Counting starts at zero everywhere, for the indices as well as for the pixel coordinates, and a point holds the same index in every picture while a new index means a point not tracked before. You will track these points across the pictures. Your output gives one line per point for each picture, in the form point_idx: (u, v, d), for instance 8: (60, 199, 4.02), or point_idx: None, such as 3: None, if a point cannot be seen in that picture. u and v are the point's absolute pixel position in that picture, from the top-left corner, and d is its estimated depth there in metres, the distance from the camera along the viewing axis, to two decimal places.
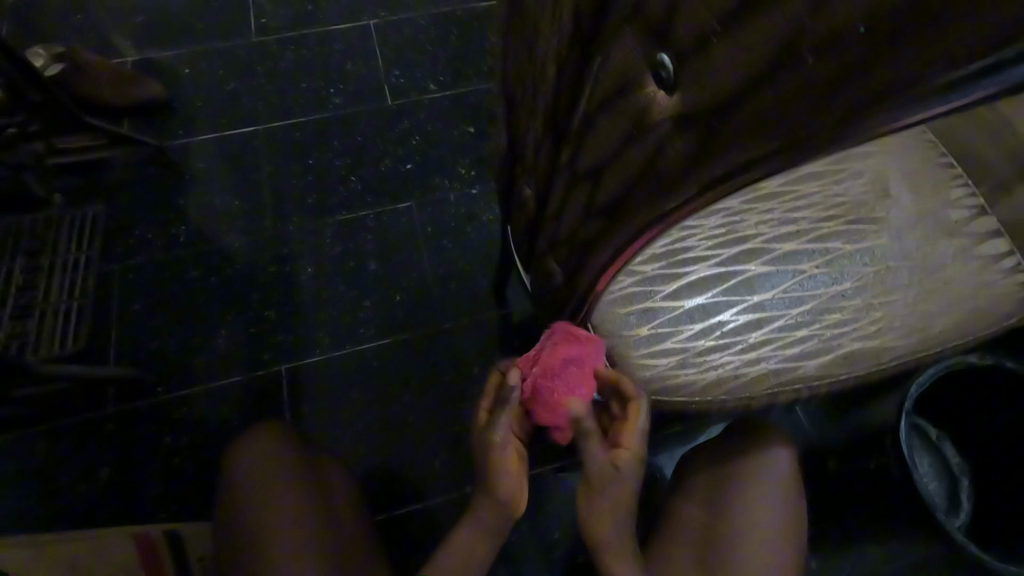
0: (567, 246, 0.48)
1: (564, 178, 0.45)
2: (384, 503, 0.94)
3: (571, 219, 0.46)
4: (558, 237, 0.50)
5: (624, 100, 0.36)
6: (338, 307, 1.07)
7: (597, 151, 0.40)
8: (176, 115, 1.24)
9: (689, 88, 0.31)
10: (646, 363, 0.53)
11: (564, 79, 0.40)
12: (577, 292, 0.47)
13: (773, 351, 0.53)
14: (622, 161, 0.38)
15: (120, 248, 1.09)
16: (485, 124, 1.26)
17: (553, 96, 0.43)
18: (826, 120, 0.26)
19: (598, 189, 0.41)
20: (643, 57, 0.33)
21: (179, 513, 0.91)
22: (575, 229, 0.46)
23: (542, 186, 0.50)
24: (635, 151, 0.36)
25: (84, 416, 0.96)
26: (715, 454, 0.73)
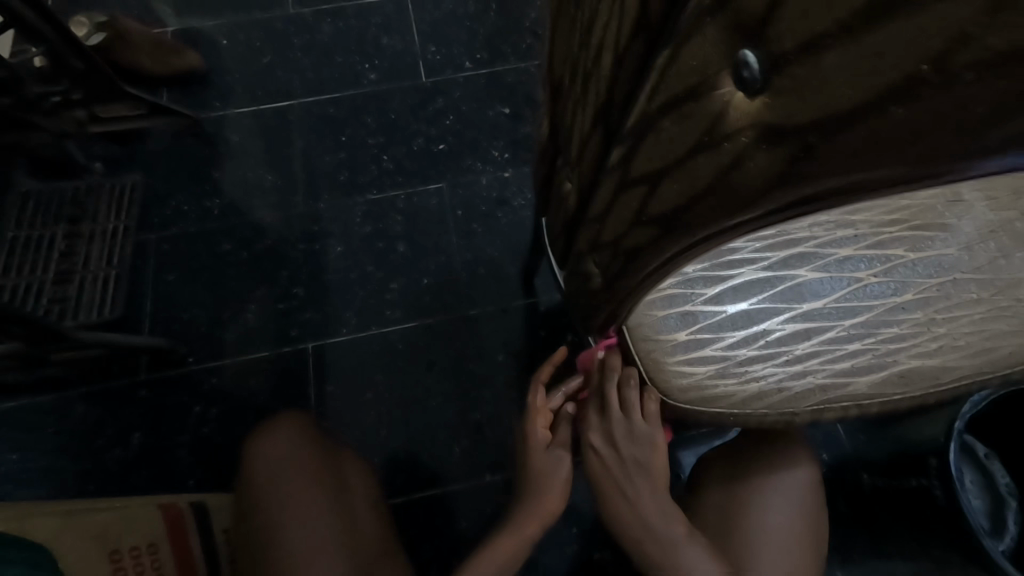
0: (611, 251, 0.45)
1: (613, 182, 0.42)
2: (405, 485, 0.95)
3: (618, 227, 0.43)
4: (601, 241, 0.47)
5: (695, 102, 0.33)
6: (366, 287, 1.07)
7: (655, 156, 0.38)
8: (212, 86, 1.23)
9: (782, 94, 0.30)
10: (681, 370, 0.51)
11: (622, 71, 0.38)
12: (618, 298, 0.45)
13: (820, 365, 0.49)
14: (688, 169, 0.36)
15: (157, 218, 1.11)
16: (521, 105, 1.22)
17: (606, 88, 0.40)
18: (942, 150, 0.27)
19: (654, 198, 0.39)
20: (724, 55, 0.31)
21: (206, 481, 0.94)
22: (621, 235, 0.43)
23: (587, 185, 0.47)
24: (706, 160, 0.34)
25: (119, 381, 0.99)
26: (729, 454, 0.70)
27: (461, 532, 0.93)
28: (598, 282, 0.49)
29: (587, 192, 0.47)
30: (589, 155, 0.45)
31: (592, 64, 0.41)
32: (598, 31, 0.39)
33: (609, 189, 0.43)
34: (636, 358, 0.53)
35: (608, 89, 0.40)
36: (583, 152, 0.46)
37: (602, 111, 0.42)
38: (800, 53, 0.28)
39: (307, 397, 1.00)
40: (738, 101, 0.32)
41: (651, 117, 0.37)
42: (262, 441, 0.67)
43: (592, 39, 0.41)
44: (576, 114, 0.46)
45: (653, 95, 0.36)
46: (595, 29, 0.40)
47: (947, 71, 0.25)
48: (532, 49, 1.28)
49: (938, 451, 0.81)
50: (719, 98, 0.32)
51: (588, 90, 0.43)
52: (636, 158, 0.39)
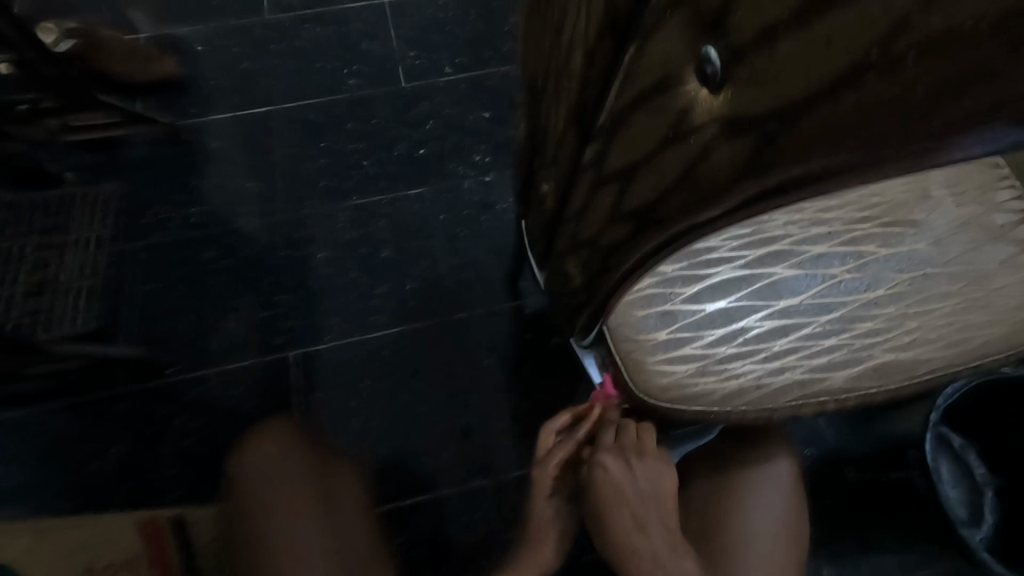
0: (590, 249, 0.46)
1: (588, 178, 0.43)
2: (392, 493, 0.94)
3: (595, 223, 0.44)
4: (580, 240, 0.47)
5: (660, 99, 0.35)
6: (349, 294, 1.06)
7: (628, 150, 0.39)
8: (190, 94, 1.22)
9: (741, 84, 0.31)
10: (662, 369, 0.50)
11: (589, 72, 0.39)
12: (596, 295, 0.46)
13: (799, 361, 0.50)
14: (659, 161, 0.37)
15: (135, 227, 1.09)
16: (502, 109, 1.23)
17: (575, 90, 0.41)
18: (886, 144, 0.27)
19: (628, 192, 0.40)
20: (685, 50, 0.32)
21: (188, 494, 0.92)
22: (597, 232, 0.44)
23: (562, 187, 0.48)
24: (675, 153, 0.36)
25: (95, 395, 0.96)
26: (713, 454, 0.70)
27: (453, 538, 0.92)
28: (579, 282, 0.49)
29: (563, 192, 0.48)
30: (563, 155, 0.46)
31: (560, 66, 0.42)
32: (564, 36, 0.40)
33: (584, 186, 0.44)
34: (618, 358, 0.52)
35: (577, 89, 0.41)
36: (557, 154, 0.47)
37: (574, 111, 0.43)
38: (751, 47, 0.29)
39: (292, 406, 0.98)
40: (704, 96, 0.33)
41: (621, 114, 0.38)
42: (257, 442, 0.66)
43: (560, 42, 0.41)
44: (549, 117, 0.47)
45: (621, 95, 0.37)
46: (563, 35, 0.40)
47: (888, 57, 0.25)
48: (513, 54, 1.29)
49: (916, 443, 0.83)
50: (685, 92, 0.34)
51: (558, 92, 0.44)
52: (609, 155, 0.40)
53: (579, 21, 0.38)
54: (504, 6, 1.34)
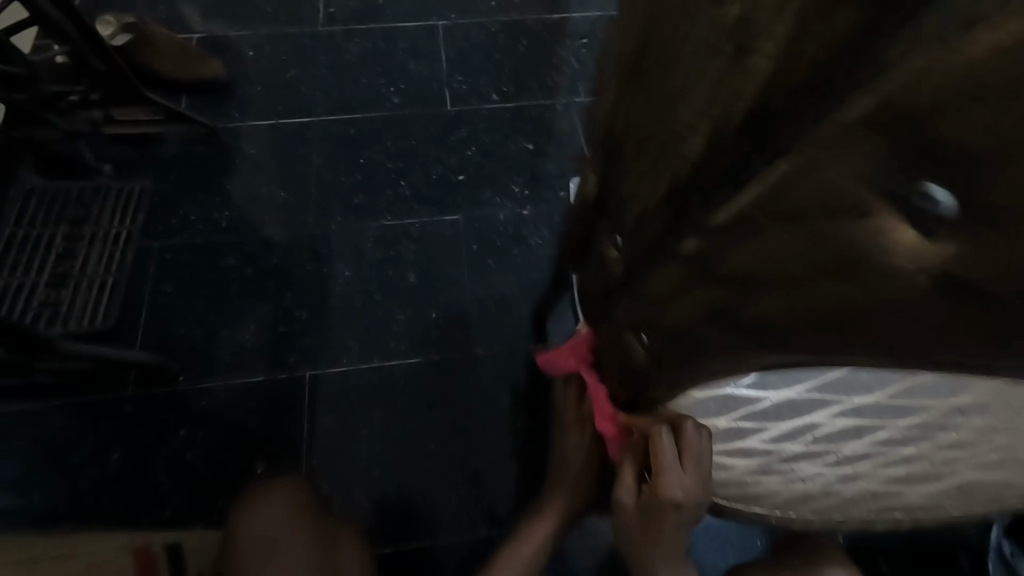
0: (664, 343, 0.38)
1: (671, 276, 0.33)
2: (392, 535, 0.89)
3: (673, 319, 0.35)
4: (649, 326, 0.38)
5: (852, 230, 0.23)
6: (370, 317, 1.02)
7: (756, 266, 0.28)
8: (232, 97, 1.21)
9: (982, 246, 0.20)
10: (718, 462, 0.46)
11: (716, 156, 0.26)
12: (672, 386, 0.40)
13: (872, 469, 0.45)
14: (813, 291, 0.27)
15: (163, 226, 1.07)
16: (545, 142, 1.20)
17: (685, 169, 0.28)
18: None
19: (741, 309, 0.31)
20: (908, 173, 0.20)
21: (181, 512, 0.88)
22: (682, 328, 0.35)
23: (632, 257, 0.38)
24: (840, 288, 0.26)
25: (103, 396, 0.93)
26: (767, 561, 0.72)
27: None
28: (641, 359, 0.42)
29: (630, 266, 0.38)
30: (643, 231, 0.34)
31: (666, 127, 0.29)
32: (685, 95, 0.27)
33: (666, 281, 0.33)
34: None
35: (692, 169, 0.28)
36: (635, 223, 0.36)
37: (672, 195, 0.30)
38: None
39: (299, 430, 0.94)
40: (913, 240, 0.22)
41: (757, 229, 0.26)
42: (268, 496, 0.67)
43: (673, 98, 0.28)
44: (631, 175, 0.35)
45: (767, 208, 0.25)
46: (681, 91, 0.27)
47: None
48: (559, 87, 1.27)
49: None
50: (892, 231, 0.22)
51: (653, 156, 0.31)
52: (719, 264, 0.30)
53: (722, 81, 0.24)
54: (554, 38, 1.33)
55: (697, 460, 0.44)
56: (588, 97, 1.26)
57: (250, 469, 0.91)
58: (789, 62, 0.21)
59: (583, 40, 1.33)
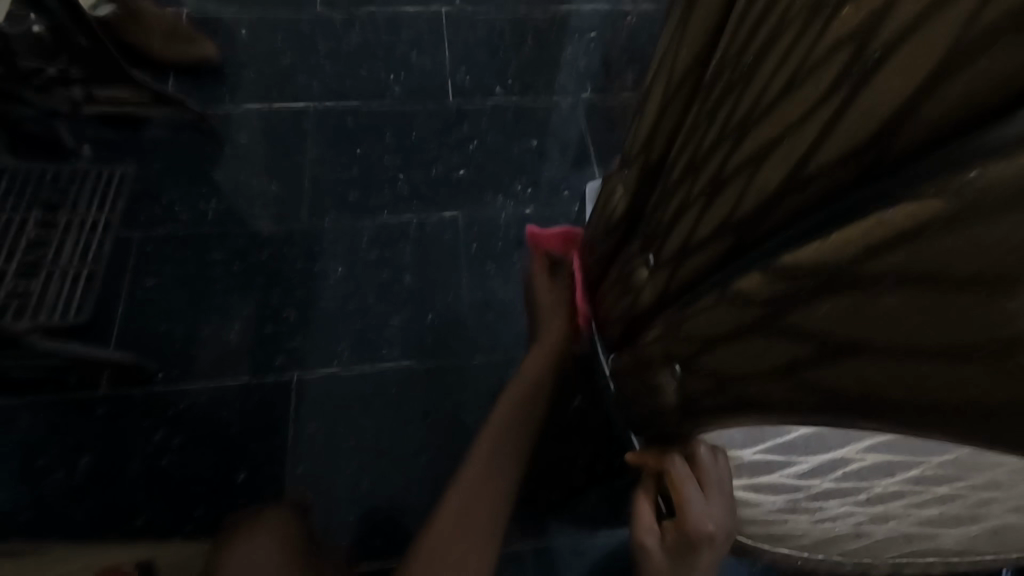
0: (712, 384, 0.36)
1: (733, 306, 0.33)
2: (378, 550, 0.84)
3: (723, 357, 0.34)
4: (692, 361, 0.37)
5: (986, 300, 0.22)
6: (363, 319, 0.98)
7: (853, 318, 0.27)
8: (224, 81, 1.15)
9: None
10: (746, 501, 0.43)
11: (807, 188, 0.30)
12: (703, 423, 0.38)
13: (904, 510, 0.42)
14: (930, 363, 0.25)
15: (145, 215, 1.01)
16: (549, 142, 1.17)
17: (768, 197, 0.32)
18: None
19: (818, 362, 0.29)
20: None
21: (155, 521, 0.83)
22: (727, 362, 0.34)
23: (679, 283, 0.40)
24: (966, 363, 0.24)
25: (74, 395, 0.88)
26: None
27: None
28: (673, 401, 0.40)
29: (679, 293, 0.40)
30: (703, 255, 0.37)
31: (744, 162, 0.34)
32: (767, 134, 0.32)
33: (731, 314, 0.33)
34: None
35: (775, 198, 0.32)
36: (683, 250, 0.39)
37: (747, 220, 0.34)
38: None
39: (284, 437, 0.89)
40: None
41: (860, 273, 0.26)
42: None
43: (750, 139, 0.33)
44: (684, 205, 0.39)
45: (871, 250, 0.26)
46: (764, 130, 0.32)
47: None
48: (565, 87, 1.23)
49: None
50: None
51: (727, 189, 0.35)
52: (800, 306, 0.29)
53: (811, 124, 0.29)
54: (561, 36, 1.29)
55: (717, 488, 0.40)
56: (593, 99, 1.23)
57: (231, 478, 0.86)
58: (883, 107, 0.26)
59: (590, 39, 1.30)
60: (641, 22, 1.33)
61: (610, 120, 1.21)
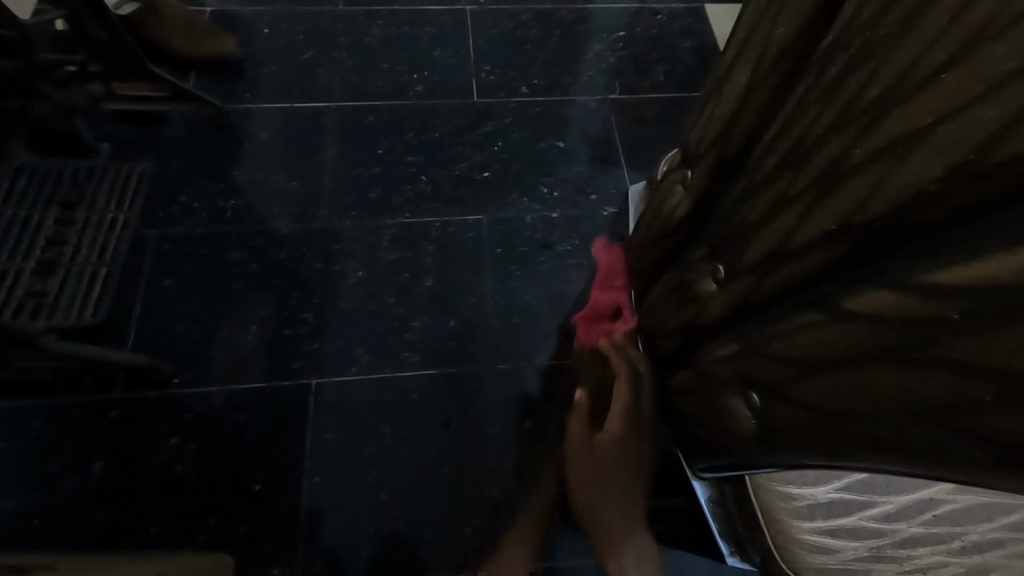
0: (808, 413, 0.34)
1: (851, 323, 0.30)
2: (396, 567, 0.80)
3: (830, 385, 0.32)
4: (781, 384, 0.36)
5: None
6: (382, 323, 0.94)
7: (1013, 357, 0.23)
8: (244, 76, 1.13)
9: None
10: (818, 543, 0.38)
11: (942, 197, 0.26)
12: (782, 449, 0.36)
13: (1010, 561, 0.36)
14: None
15: (164, 213, 0.99)
16: (577, 140, 1.12)
17: (907, 199, 0.27)
18: None
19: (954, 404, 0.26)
20: None
21: (168, 531, 0.80)
22: (823, 387, 0.32)
23: (769, 295, 0.37)
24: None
25: (89, 398, 0.86)
26: None
27: None
28: (749, 429, 0.39)
29: (765, 304, 0.38)
30: (806, 265, 0.34)
31: (871, 152, 0.29)
32: (899, 123, 0.27)
33: (845, 338, 0.31)
34: (755, 508, 0.41)
35: (917, 199, 0.27)
36: (770, 260, 0.36)
37: (862, 230, 0.30)
38: None
39: (301, 445, 0.86)
40: None
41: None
42: None
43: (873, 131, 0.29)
44: (774, 206, 0.36)
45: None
46: (896, 118, 0.28)
47: None
48: (594, 83, 1.18)
49: None
50: None
51: (846, 183, 0.31)
52: (941, 337, 0.26)
53: (981, 107, 0.24)
54: (589, 31, 1.24)
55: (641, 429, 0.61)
56: (622, 95, 1.18)
57: (247, 487, 0.83)
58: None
59: (619, 34, 1.24)
60: (672, 15, 1.28)
61: (640, 117, 1.16)
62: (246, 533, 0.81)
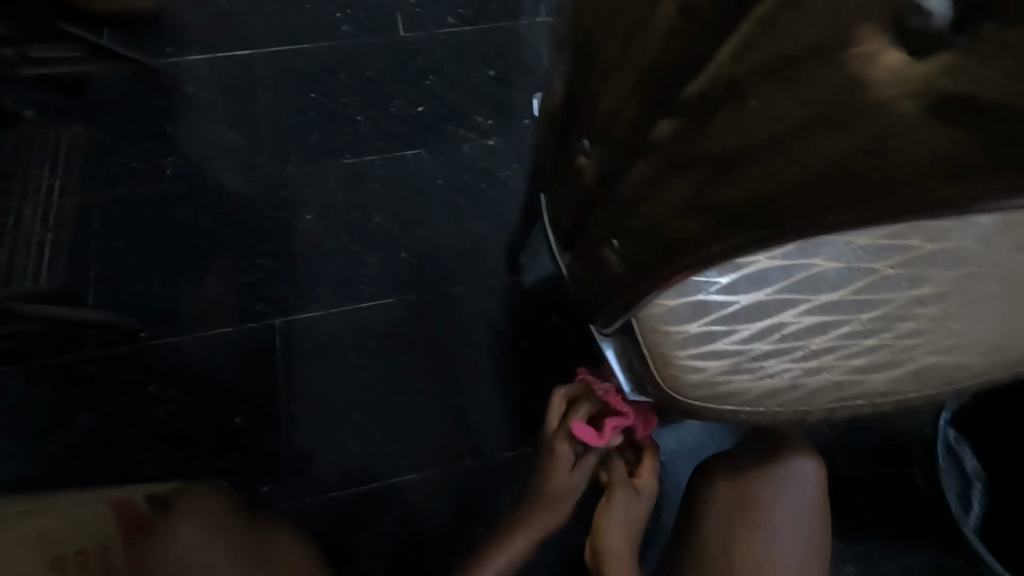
0: (647, 236, 0.43)
1: (661, 152, 0.41)
2: (379, 470, 0.91)
3: (659, 210, 0.42)
4: (628, 224, 0.45)
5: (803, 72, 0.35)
6: (338, 262, 0.99)
7: (741, 125, 0.37)
8: (164, 31, 1.09)
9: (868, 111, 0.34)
10: (692, 365, 0.48)
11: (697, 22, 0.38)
12: (639, 281, 0.44)
13: (835, 361, 0.48)
14: (792, 147, 0.36)
15: (104, 175, 1.00)
16: (509, 68, 1.14)
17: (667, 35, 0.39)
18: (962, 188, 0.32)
19: (723, 182, 0.38)
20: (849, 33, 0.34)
21: (162, 465, 0.87)
22: (657, 213, 0.42)
23: (613, 160, 0.46)
24: (823, 137, 0.35)
25: (62, 358, 0.90)
26: (732, 468, 0.78)
27: (442, 520, 0.90)
28: (619, 271, 0.47)
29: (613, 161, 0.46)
30: (626, 122, 0.43)
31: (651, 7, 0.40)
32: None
33: (659, 161, 0.41)
34: (645, 349, 0.49)
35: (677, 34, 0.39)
36: (614, 117, 0.44)
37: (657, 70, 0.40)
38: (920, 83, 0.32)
39: (275, 378, 0.93)
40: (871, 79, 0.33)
41: (740, 80, 0.37)
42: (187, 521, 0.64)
43: None
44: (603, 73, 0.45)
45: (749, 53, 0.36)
46: None
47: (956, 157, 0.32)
48: (522, 7, 1.17)
49: None
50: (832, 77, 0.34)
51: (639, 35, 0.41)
52: (708, 129, 0.38)
53: None
54: None
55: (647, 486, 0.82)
56: (550, 17, 1.17)
57: (229, 420, 0.90)
58: None
59: None
60: None
61: None
62: (238, 459, 0.89)
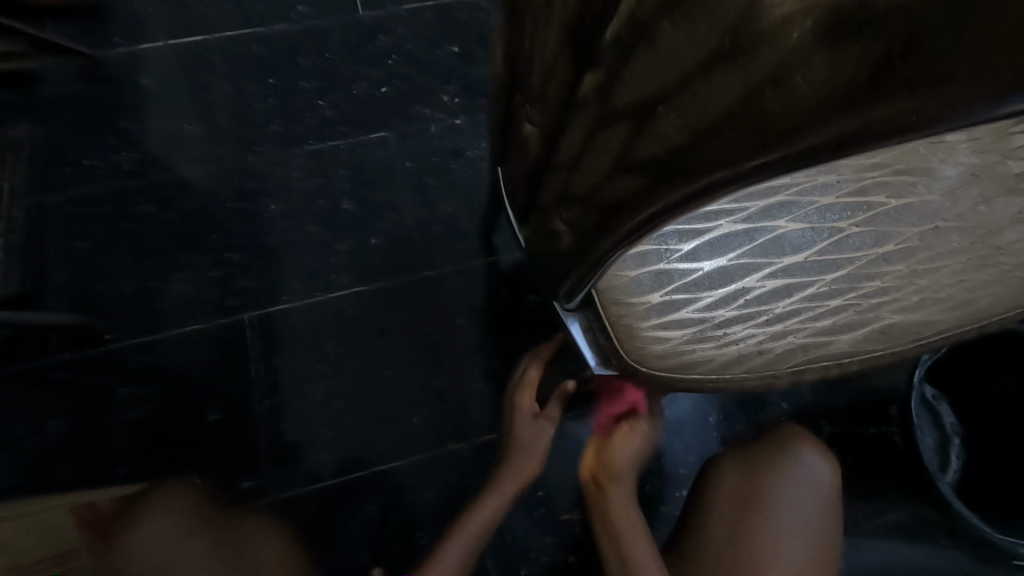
0: (587, 204, 0.42)
1: (588, 112, 0.39)
2: (362, 459, 0.90)
3: (594, 175, 0.41)
4: (572, 195, 0.44)
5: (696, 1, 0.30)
6: (308, 252, 0.97)
7: (651, 74, 0.34)
8: (111, 20, 1.05)
9: (767, 39, 0.28)
10: (656, 335, 0.47)
11: None
12: (582, 253, 0.43)
13: (801, 325, 0.47)
14: (698, 93, 0.31)
15: (58, 175, 0.96)
16: (473, 44, 1.10)
17: None
18: (901, 119, 0.25)
19: (643, 138, 0.36)
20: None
21: (137, 467, 0.86)
22: (593, 180, 0.41)
23: (552, 125, 0.44)
24: (726, 77, 0.30)
25: (26, 365, 0.87)
26: (739, 452, 0.74)
27: (427, 504, 0.89)
28: (567, 242, 0.46)
29: (554, 127, 0.44)
30: (559, 84, 0.41)
31: None
32: None
33: (586, 122, 0.40)
34: (606, 320, 0.48)
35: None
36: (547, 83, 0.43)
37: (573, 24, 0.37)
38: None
39: (249, 373, 0.91)
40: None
41: (641, 22, 0.32)
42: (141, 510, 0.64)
43: None
44: (536, 35, 0.43)
45: None
46: None
47: (890, 78, 0.25)
48: None
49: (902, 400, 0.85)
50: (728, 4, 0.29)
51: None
52: (623, 82, 0.35)
53: None
54: None
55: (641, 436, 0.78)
56: None
57: (204, 418, 0.89)
58: None
59: None
60: None
61: None
62: (216, 457, 0.88)
